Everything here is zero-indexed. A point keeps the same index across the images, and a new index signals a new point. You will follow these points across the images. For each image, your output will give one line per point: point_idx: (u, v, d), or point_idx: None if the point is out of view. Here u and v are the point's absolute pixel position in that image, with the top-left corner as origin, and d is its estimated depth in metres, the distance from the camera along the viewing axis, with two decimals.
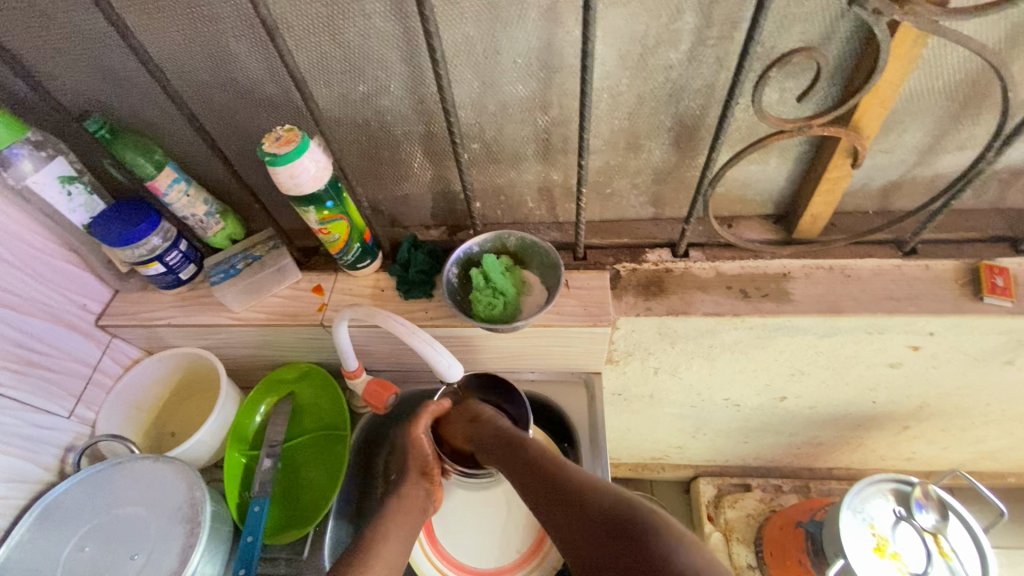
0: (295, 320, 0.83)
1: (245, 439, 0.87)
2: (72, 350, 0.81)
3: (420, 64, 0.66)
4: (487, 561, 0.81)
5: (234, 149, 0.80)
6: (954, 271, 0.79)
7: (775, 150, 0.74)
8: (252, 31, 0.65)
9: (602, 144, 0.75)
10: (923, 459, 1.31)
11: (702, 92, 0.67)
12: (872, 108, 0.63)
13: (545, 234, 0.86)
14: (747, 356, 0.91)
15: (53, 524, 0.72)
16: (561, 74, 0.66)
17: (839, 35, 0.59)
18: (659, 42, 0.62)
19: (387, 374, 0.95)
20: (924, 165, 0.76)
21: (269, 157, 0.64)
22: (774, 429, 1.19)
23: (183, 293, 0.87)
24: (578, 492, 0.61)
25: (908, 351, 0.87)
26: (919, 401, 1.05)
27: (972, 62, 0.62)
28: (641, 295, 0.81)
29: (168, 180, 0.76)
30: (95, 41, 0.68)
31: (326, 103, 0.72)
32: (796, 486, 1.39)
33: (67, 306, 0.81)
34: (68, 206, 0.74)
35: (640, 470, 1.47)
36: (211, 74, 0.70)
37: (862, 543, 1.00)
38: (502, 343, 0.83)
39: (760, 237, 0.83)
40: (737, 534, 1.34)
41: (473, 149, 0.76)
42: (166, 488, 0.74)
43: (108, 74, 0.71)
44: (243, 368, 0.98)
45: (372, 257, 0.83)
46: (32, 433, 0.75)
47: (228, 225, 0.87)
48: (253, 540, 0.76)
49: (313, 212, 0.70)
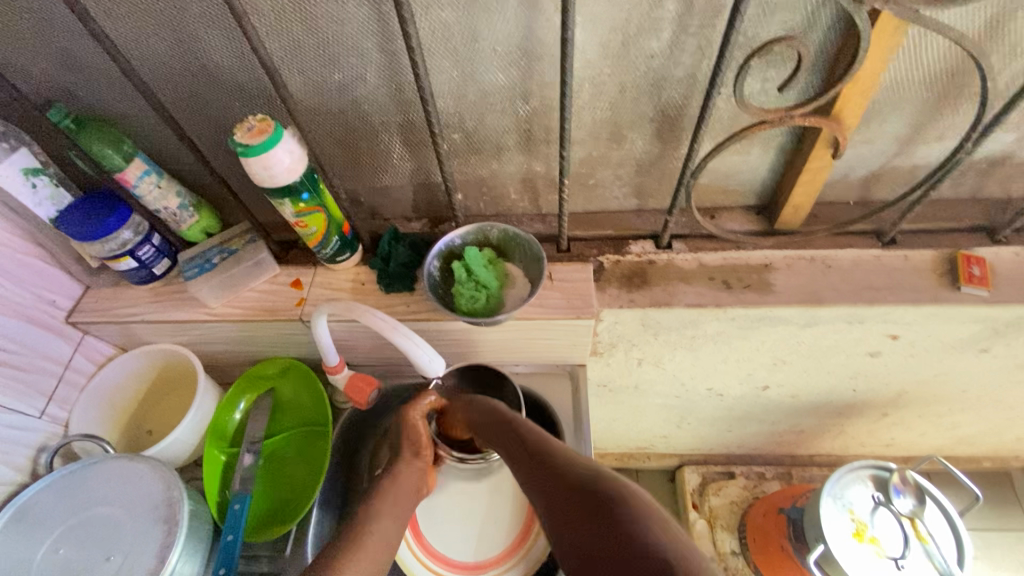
0: (273, 315, 0.81)
1: (224, 437, 0.85)
2: (42, 347, 0.79)
3: (397, 51, 0.65)
4: (470, 554, 0.81)
5: (207, 139, 0.78)
6: (932, 260, 0.80)
7: (757, 140, 0.74)
8: (221, 16, 0.62)
9: (585, 134, 0.74)
10: (901, 445, 1.34)
11: (685, 82, 0.66)
12: (854, 99, 0.63)
13: (528, 226, 0.85)
14: (730, 347, 0.91)
15: (25, 526, 0.70)
16: (542, 62, 0.65)
17: (820, 23, 0.58)
18: (640, 30, 0.61)
19: (369, 368, 0.94)
20: (903, 156, 0.76)
21: (241, 147, 0.62)
22: (757, 417, 1.21)
23: (157, 289, 0.85)
24: (535, 443, 0.62)
25: (888, 340, 0.88)
26: (898, 388, 1.07)
27: (950, 52, 0.63)
28: (624, 286, 0.81)
29: (138, 172, 0.74)
30: (55, 27, 0.65)
31: (300, 91, 0.70)
32: (779, 472, 1.41)
33: (35, 303, 0.78)
34: (33, 199, 0.71)
35: (626, 459, 1.48)
36: (179, 62, 0.67)
37: (841, 529, 1.02)
38: (485, 336, 0.82)
39: (743, 228, 0.83)
40: (720, 521, 1.37)
41: (453, 140, 0.75)
42: (141, 488, 0.73)
43: (71, 61, 0.68)
44: (222, 364, 0.96)
45: (351, 250, 0.81)
46: (1, 433, 0.73)
47: (202, 217, 0.84)
48: (234, 539, 0.75)
49: (289, 205, 0.68)
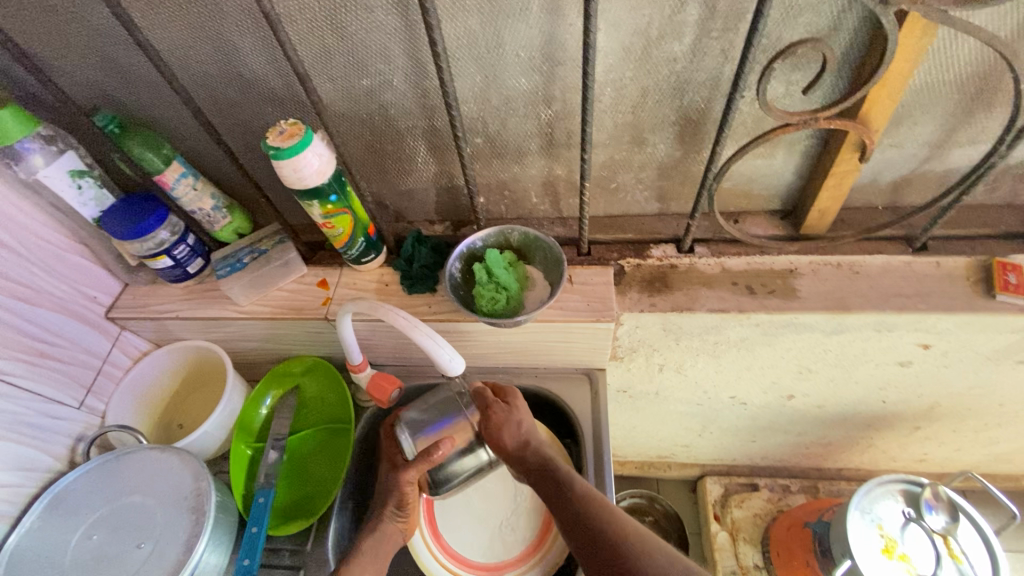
0: (300, 314, 0.83)
1: (251, 431, 0.87)
2: (82, 341, 0.83)
3: (423, 57, 0.66)
4: (487, 555, 0.81)
5: (241, 143, 0.81)
6: (966, 268, 0.78)
7: (781, 143, 0.73)
8: (257, 25, 0.65)
9: (606, 137, 0.74)
10: (935, 461, 1.29)
11: (707, 86, 0.66)
12: (881, 101, 0.62)
13: (549, 229, 0.86)
14: (753, 354, 0.90)
15: (62, 512, 0.74)
16: (564, 67, 0.66)
17: (846, 25, 0.58)
18: (663, 34, 0.62)
19: (390, 368, 0.96)
20: (935, 160, 0.74)
21: (273, 150, 0.65)
22: (781, 427, 1.18)
23: (191, 287, 0.88)
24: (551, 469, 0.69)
25: (919, 350, 0.86)
26: (930, 401, 1.03)
27: (983, 53, 0.61)
28: (645, 290, 0.81)
29: (175, 174, 0.77)
30: (103, 37, 0.69)
31: (329, 97, 0.72)
32: (805, 486, 1.37)
33: (77, 298, 0.82)
34: (78, 200, 0.76)
35: (646, 468, 1.46)
36: (217, 68, 0.70)
37: (869, 544, 0.99)
38: (505, 338, 0.83)
39: (767, 233, 0.82)
40: (743, 533, 1.34)
41: (476, 144, 0.76)
42: (171, 478, 0.75)
43: (116, 68, 0.72)
44: (250, 361, 0.99)
45: (376, 252, 0.83)
46: (41, 422, 0.76)
47: (235, 219, 0.88)
48: (258, 531, 0.76)
49: (317, 206, 0.71)
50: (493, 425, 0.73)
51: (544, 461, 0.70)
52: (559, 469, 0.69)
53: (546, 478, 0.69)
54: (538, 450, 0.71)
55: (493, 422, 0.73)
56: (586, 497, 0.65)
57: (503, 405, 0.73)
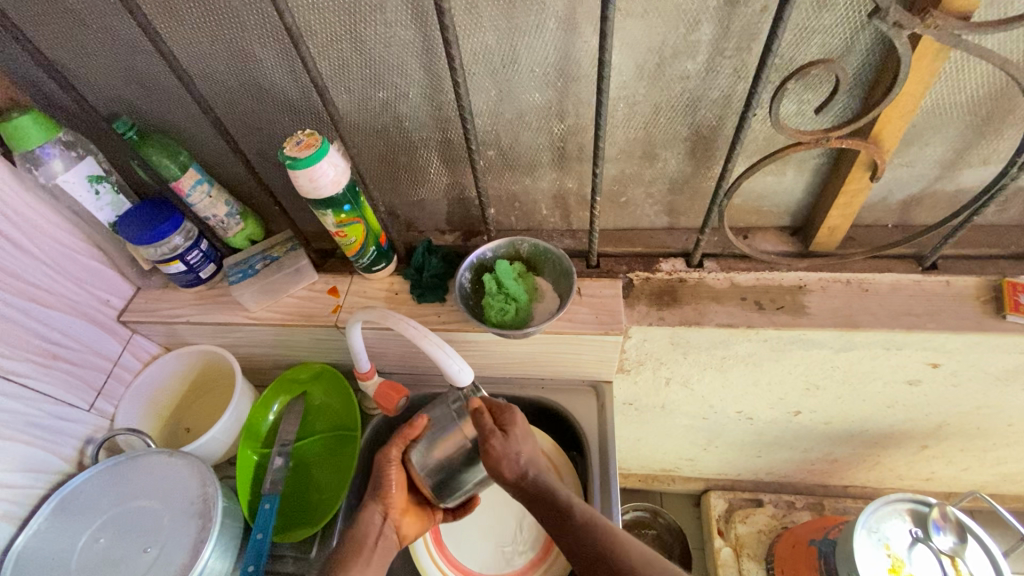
0: (309, 320, 0.84)
1: (257, 437, 0.88)
2: (93, 344, 0.83)
3: (439, 71, 0.67)
4: (491, 566, 0.81)
5: (257, 152, 0.82)
6: (976, 287, 0.78)
7: (792, 161, 0.74)
8: (277, 38, 0.66)
9: (618, 152, 0.75)
10: (942, 480, 1.28)
11: (720, 103, 0.67)
12: (892, 121, 0.62)
13: (558, 241, 0.87)
14: (760, 369, 0.90)
15: (70, 514, 0.74)
16: (578, 83, 0.67)
17: (859, 46, 0.59)
18: (676, 52, 0.62)
19: (397, 376, 0.96)
20: (945, 180, 0.75)
21: (289, 160, 0.66)
22: (787, 443, 1.17)
23: (202, 292, 0.89)
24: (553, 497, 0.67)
25: (927, 369, 0.86)
26: (938, 420, 1.02)
27: (995, 76, 0.62)
28: (653, 304, 0.81)
29: (191, 181, 0.78)
30: (126, 46, 0.70)
31: (346, 108, 0.73)
32: (810, 503, 1.36)
33: (90, 301, 0.83)
34: (95, 205, 0.76)
35: (649, 481, 1.45)
36: (236, 78, 0.72)
37: (876, 565, 0.98)
38: (513, 349, 0.83)
39: (776, 249, 0.83)
40: (747, 549, 1.33)
41: (488, 156, 0.77)
42: (178, 483, 0.76)
43: (137, 76, 0.74)
44: (259, 367, 0.99)
45: (387, 261, 0.84)
46: (51, 423, 0.77)
47: (247, 225, 0.89)
48: (263, 537, 0.77)
49: (331, 215, 0.71)
50: (491, 457, 0.68)
51: (545, 491, 0.67)
52: (561, 496, 0.67)
53: (546, 506, 0.67)
54: (537, 481, 0.68)
55: (491, 451, 0.68)
56: (590, 524, 0.64)
57: (500, 437, 0.68)
